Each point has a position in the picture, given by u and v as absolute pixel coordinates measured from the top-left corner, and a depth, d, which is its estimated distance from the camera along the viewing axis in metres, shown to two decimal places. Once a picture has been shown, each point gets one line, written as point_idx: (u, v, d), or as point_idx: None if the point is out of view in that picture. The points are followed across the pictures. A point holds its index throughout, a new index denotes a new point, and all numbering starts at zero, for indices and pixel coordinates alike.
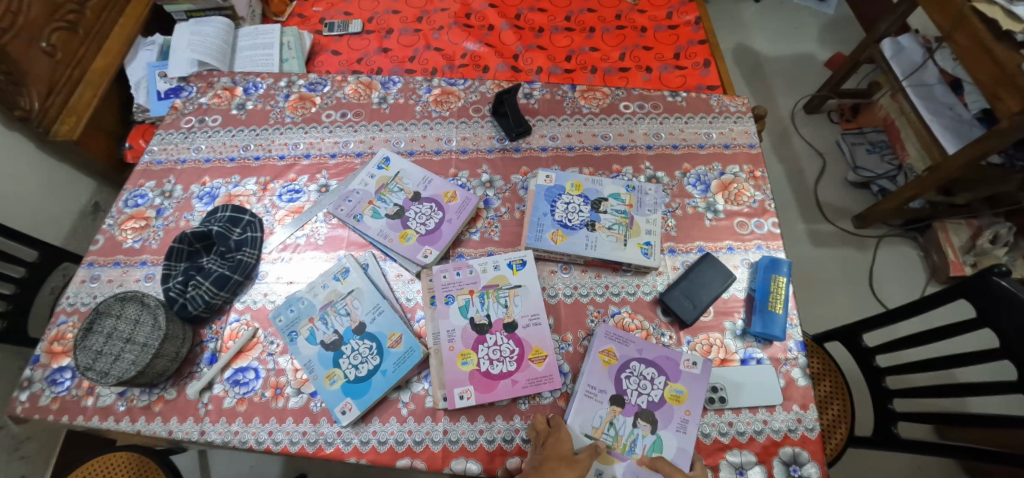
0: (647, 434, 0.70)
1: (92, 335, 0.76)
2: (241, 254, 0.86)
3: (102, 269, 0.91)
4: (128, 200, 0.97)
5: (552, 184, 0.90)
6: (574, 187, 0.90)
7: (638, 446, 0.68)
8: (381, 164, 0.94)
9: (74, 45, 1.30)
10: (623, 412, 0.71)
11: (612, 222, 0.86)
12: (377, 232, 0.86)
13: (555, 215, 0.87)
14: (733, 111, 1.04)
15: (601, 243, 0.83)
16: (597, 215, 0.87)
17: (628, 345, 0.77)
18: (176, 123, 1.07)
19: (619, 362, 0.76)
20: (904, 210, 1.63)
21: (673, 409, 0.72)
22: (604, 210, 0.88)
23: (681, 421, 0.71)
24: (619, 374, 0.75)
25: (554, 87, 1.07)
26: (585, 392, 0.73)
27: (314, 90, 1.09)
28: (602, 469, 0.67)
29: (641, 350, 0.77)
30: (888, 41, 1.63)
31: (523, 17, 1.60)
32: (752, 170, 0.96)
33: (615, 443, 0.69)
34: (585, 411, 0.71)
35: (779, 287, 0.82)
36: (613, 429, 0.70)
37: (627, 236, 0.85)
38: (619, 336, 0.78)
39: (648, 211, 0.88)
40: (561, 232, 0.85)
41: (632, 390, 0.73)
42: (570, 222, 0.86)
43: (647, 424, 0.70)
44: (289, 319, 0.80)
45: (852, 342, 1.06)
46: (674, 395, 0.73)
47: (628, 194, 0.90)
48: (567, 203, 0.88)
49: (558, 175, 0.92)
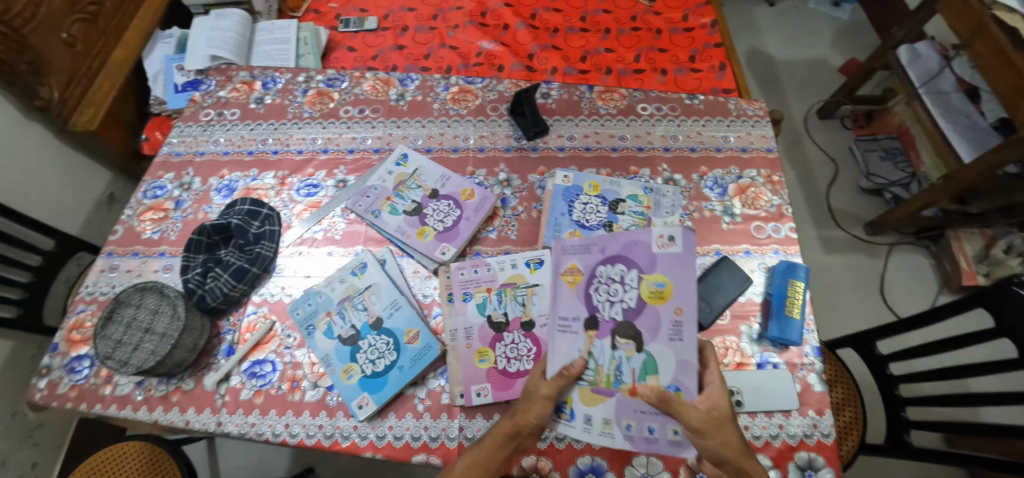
0: (633, 354, 0.64)
1: (112, 325, 0.77)
2: (259, 248, 0.87)
3: (121, 259, 0.91)
4: (147, 192, 0.98)
5: (569, 185, 0.90)
6: (591, 187, 0.90)
7: (625, 375, 0.64)
8: (399, 160, 0.94)
9: (94, 36, 1.30)
10: (600, 335, 0.65)
11: (629, 224, 0.86)
12: (395, 228, 0.86)
13: (572, 215, 0.87)
14: (750, 114, 1.04)
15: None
16: (615, 216, 0.87)
17: (589, 251, 0.69)
18: (194, 116, 1.07)
19: (585, 275, 0.68)
20: (917, 218, 1.62)
21: (657, 310, 0.64)
22: (622, 211, 0.87)
23: (671, 324, 0.63)
24: (587, 289, 0.67)
25: (571, 87, 1.07)
26: (557, 326, 0.68)
27: (332, 85, 1.10)
28: (588, 413, 0.64)
29: (604, 250, 0.68)
30: (904, 48, 1.63)
31: (538, 16, 1.60)
32: (770, 174, 0.96)
33: (598, 378, 0.64)
34: (560, 347, 0.66)
35: (796, 292, 0.81)
36: (595, 361, 0.65)
37: None
38: (578, 246, 0.70)
39: (665, 213, 0.88)
40: (579, 233, 0.85)
41: (604, 304, 0.66)
42: (588, 223, 0.86)
43: (630, 342, 0.64)
44: (306, 313, 0.81)
45: (865, 349, 1.05)
46: (653, 291, 0.64)
47: (646, 195, 0.90)
48: (585, 203, 0.88)
49: (575, 175, 0.91)
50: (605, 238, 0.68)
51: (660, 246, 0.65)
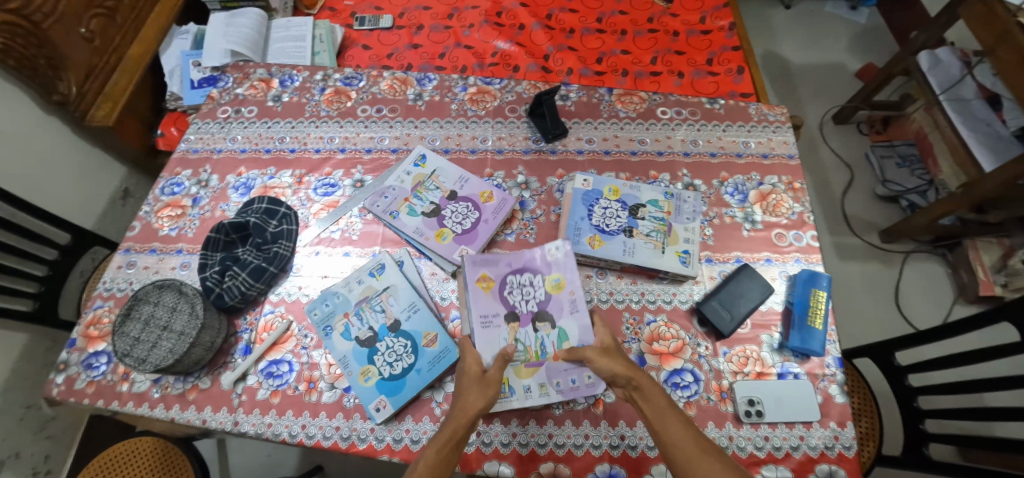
0: (551, 331, 0.74)
1: (130, 321, 0.77)
2: (277, 247, 0.86)
3: (138, 256, 0.92)
4: (164, 188, 0.98)
5: (589, 188, 0.89)
6: (611, 191, 0.89)
7: (548, 346, 0.74)
8: (417, 161, 0.94)
9: (112, 32, 1.31)
10: (522, 324, 0.75)
11: (649, 229, 0.85)
12: (413, 229, 0.86)
13: (592, 219, 0.86)
14: (771, 120, 1.03)
15: (638, 250, 0.83)
16: (635, 221, 0.86)
17: (496, 263, 0.78)
18: (212, 113, 1.07)
19: (497, 281, 0.77)
20: (934, 226, 1.59)
21: (559, 297, 0.77)
22: (642, 216, 0.87)
23: (570, 303, 0.76)
24: (501, 292, 0.76)
25: (590, 90, 1.06)
26: (479, 323, 0.73)
27: (350, 84, 1.09)
28: (526, 383, 0.72)
29: (510, 263, 0.78)
30: (925, 53, 1.60)
31: (554, 17, 1.59)
32: (791, 181, 0.95)
33: (529, 355, 0.73)
34: (488, 340, 0.72)
35: (819, 302, 0.80)
36: (522, 344, 0.74)
37: (665, 244, 0.84)
38: (485, 258, 0.78)
39: (686, 219, 0.87)
40: (599, 237, 0.84)
41: (518, 301, 0.76)
42: (607, 228, 0.85)
43: (546, 323, 0.75)
44: (324, 314, 0.81)
45: (883, 359, 1.03)
46: (554, 285, 0.78)
47: (666, 201, 0.89)
48: (604, 208, 0.87)
49: (594, 178, 0.91)
50: (509, 254, 0.79)
51: (553, 254, 0.80)
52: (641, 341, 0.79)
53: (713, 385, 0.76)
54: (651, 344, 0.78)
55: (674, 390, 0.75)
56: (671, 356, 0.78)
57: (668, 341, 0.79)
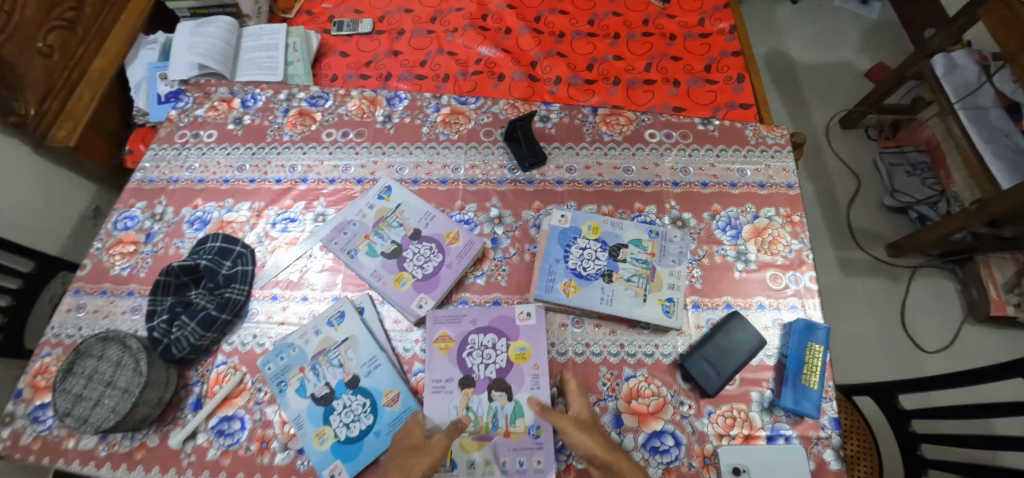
0: (505, 403, 0.69)
1: (72, 377, 0.74)
2: (230, 291, 0.80)
3: (88, 297, 0.86)
4: (117, 222, 0.93)
5: (567, 226, 0.82)
6: (591, 229, 0.82)
7: (500, 420, 0.68)
8: (382, 194, 0.87)
9: (72, 45, 1.24)
10: (476, 391, 0.70)
11: (631, 273, 0.79)
12: (371, 272, 0.79)
13: (568, 261, 0.79)
14: (770, 143, 0.95)
15: (618, 298, 0.76)
16: (615, 263, 0.79)
17: (460, 320, 0.74)
18: (169, 137, 1.01)
19: (457, 341, 0.73)
20: (946, 241, 1.50)
21: (521, 368, 0.71)
22: (624, 257, 0.80)
23: (532, 377, 0.70)
24: (460, 354, 0.72)
25: (573, 110, 0.98)
26: (432, 388, 0.70)
27: (315, 104, 1.02)
28: (471, 458, 0.66)
29: (475, 321, 0.75)
30: (940, 57, 1.49)
31: (543, 19, 1.50)
32: (790, 214, 0.87)
33: (478, 427, 0.67)
34: (437, 407, 0.68)
35: (815, 357, 0.73)
36: (472, 413, 0.68)
37: (647, 290, 0.77)
38: (449, 315, 0.75)
39: (671, 261, 0.81)
40: (574, 282, 0.77)
41: (477, 366, 0.71)
42: (584, 271, 0.78)
43: (503, 393, 0.69)
44: (278, 368, 0.75)
45: (887, 401, 0.96)
46: (518, 354, 0.72)
47: (650, 240, 0.82)
48: (580, 249, 0.80)
49: (572, 212, 0.84)
50: (476, 310, 0.75)
51: (521, 320, 0.75)
52: (619, 399, 0.72)
53: (695, 449, 0.69)
54: (629, 402, 0.72)
55: (655, 456, 0.69)
56: (650, 417, 0.71)
57: (647, 399, 0.72)
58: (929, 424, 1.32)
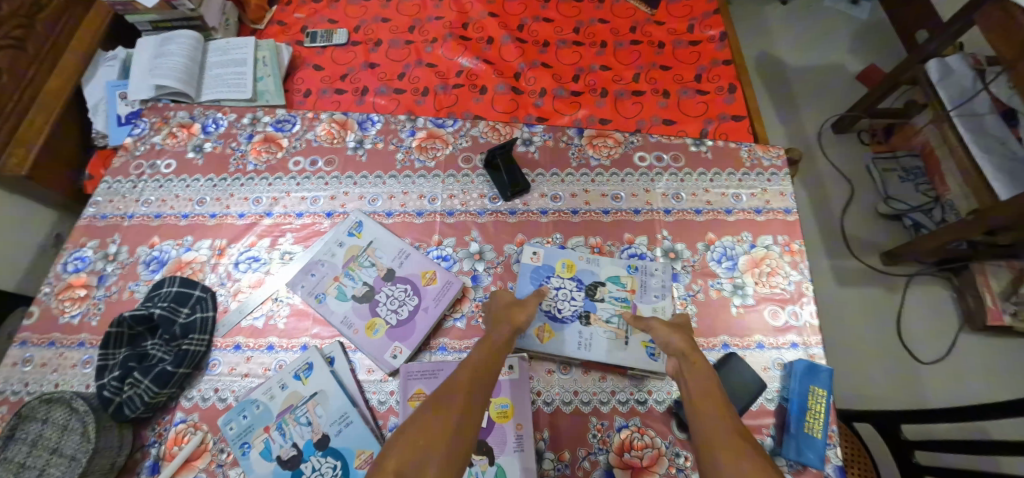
0: (487, 468, 0.64)
1: (15, 443, 0.68)
2: (187, 342, 0.74)
3: (35, 350, 0.80)
4: (67, 263, 0.85)
5: (539, 263, 0.78)
6: (565, 267, 0.78)
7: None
8: (353, 230, 0.81)
9: (22, 65, 1.16)
10: None
11: (609, 313, 0.75)
12: (341, 318, 0.74)
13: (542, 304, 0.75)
14: (766, 165, 0.90)
15: (596, 343, 0.72)
16: (592, 303, 0.76)
17: (436, 375, 0.69)
18: (124, 168, 0.93)
19: None
20: (942, 250, 1.47)
21: (503, 428, 0.66)
22: (602, 297, 0.76)
23: (515, 438, 0.66)
24: None
25: (557, 132, 0.92)
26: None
27: (282, 129, 0.95)
28: None
29: None
30: (935, 62, 1.45)
31: (526, 28, 1.44)
32: (788, 242, 0.83)
33: None
34: None
35: (818, 403, 0.69)
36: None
37: (628, 332, 0.73)
38: (424, 370, 0.70)
39: (653, 297, 0.77)
40: (549, 327, 0.73)
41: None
42: (560, 314, 0.75)
43: (484, 457, 0.64)
44: (240, 428, 0.69)
45: (889, 430, 0.93)
46: (500, 412, 0.68)
47: (630, 276, 0.78)
48: (554, 290, 0.77)
49: (543, 249, 0.80)
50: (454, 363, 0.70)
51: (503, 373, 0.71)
52: (610, 452, 0.67)
53: None
54: (621, 456, 0.67)
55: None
56: (644, 472, 0.66)
57: (641, 451, 0.67)
58: (932, 455, 1.26)
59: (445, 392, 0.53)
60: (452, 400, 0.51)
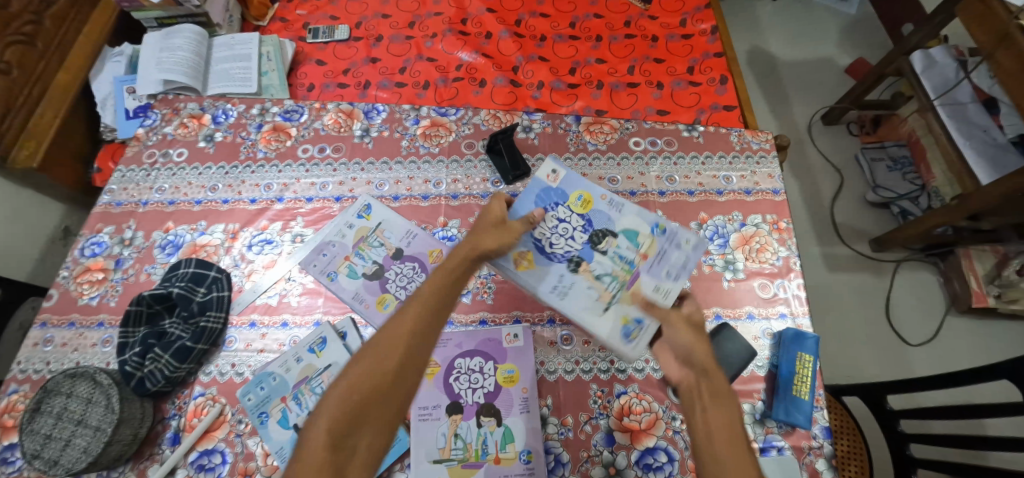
0: (495, 429, 0.68)
1: (41, 416, 0.71)
2: (205, 320, 0.77)
3: (55, 330, 0.82)
4: (84, 249, 0.88)
5: (553, 187, 0.80)
6: (580, 201, 0.80)
7: (489, 446, 0.67)
8: (362, 212, 0.85)
9: (32, 60, 1.18)
10: (465, 417, 0.69)
11: (604, 271, 0.74)
12: (352, 294, 0.78)
13: (539, 229, 0.77)
14: (755, 149, 0.94)
15: (573, 291, 0.72)
16: (592, 253, 0.76)
17: (446, 345, 0.74)
18: (137, 158, 0.96)
19: (443, 366, 0.73)
20: (928, 235, 1.52)
21: (509, 392, 0.71)
22: (605, 249, 0.76)
23: (521, 400, 0.71)
24: (446, 379, 0.72)
25: (556, 119, 0.96)
26: (419, 415, 0.69)
27: (290, 119, 0.98)
28: None
29: (462, 344, 0.74)
30: (919, 54, 1.50)
31: (523, 23, 1.48)
32: (776, 220, 0.87)
33: (468, 454, 0.66)
34: (425, 436, 0.67)
35: (805, 367, 0.73)
36: (461, 441, 0.67)
37: (614, 298, 0.72)
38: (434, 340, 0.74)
39: (665, 274, 0.74)
40: (532, 257, 0.75)
41: (464, 391, 0.71)
42: (551, 248, 0.76)
43: (492, 419, 0.69)
44: (258, 399, 0.72)
45: (875, 401, 0.97)
46: (506, 377, 0.72)
47: (649, 239, 0.77)
48: (556, 220, 0.78)
49: (566, 174, 0.82)
50: (463, 333, 0.75)
51: (508, 342, 0.75)
52: (610, 416, 0.71)
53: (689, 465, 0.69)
54: (621, 420, 0.71)
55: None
56: (642, 434, 0.70)
57: (639, 415, 0.71)
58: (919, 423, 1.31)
59: (387, 334, 0.53)
60: (388, 364, 0.50)
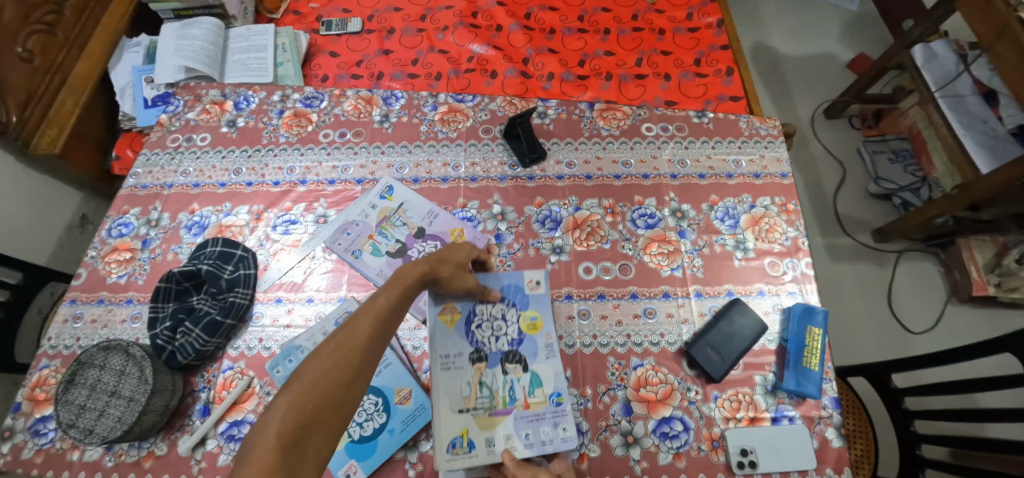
0: (521, 375, 0.70)
1: (75, 388, 0.71)
2: (233, 296, 0.80)
3: (85, 307, 0.84)
4: (111, 229, 0.90)
5: (524, 287, 0.76)
6: (530, 322, 0.74)
7: (518, 392, 0.68)
8: (383, 193, 0.88)
9: (53, 49, 1.20)
10: (490, 365, 0.69)
11: (494, 385, 0.68)
12: (377, 271, 0.81)
13: (483, 304, 0.73)
14: (764, 134, 0.97)
15: (454, 372, 0.67)
16: (497, 365, 0.69)
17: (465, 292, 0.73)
18: (161, 142, 0.99)
19: (464, 313, 0.71)
20: (929, 225, 1.55)
21: (533, 338, 0.73)
22: (508, 372, 0.69)
23: (545, 346, 0.72)
24: (467, 326, 0.70)
25: (570, 105, 0.99)
26: (440, 365, 0.67)
27: (310, 105, 1.01)
28: (490, 436, 0.64)
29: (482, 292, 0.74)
30: (920, 47, 1.53)
31: (533, 16, 1.51)
32: (785, 203, 0.89)
33: (495, 402, 0.67)
34: (450, 383, 0.66)
35: (814, 340, 0.76)
36: (488, 389, 0.67)
37: (476, 411, 0.65)
38: None
39: (526, 434, 0.66)
40: (454, 321, 0.70)
41: (487, 339, 0.71)
42: (473, 330, 0.71)
43: (518, 365, 0.70)
44: (286, 371, 0.75)
45: (880, 380, 1.00)
46: (529, 324, 0.74)
47: (544, 400, 0.68)
48: (500, 313, 0.73)
49: (545, 294, 0.76)
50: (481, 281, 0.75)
51: (531, 288, 0.76)
52: (628, 388, 0.74)
53: (703, 433, 0.71)
54: (637, 391, 0.74)
55: (455, 456, 0.62)
56: (659, 404, 0.73)
57: (655, 386, 0.74)
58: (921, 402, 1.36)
59: (342, 336, 0.50)
60: (343, 367, 0.47)
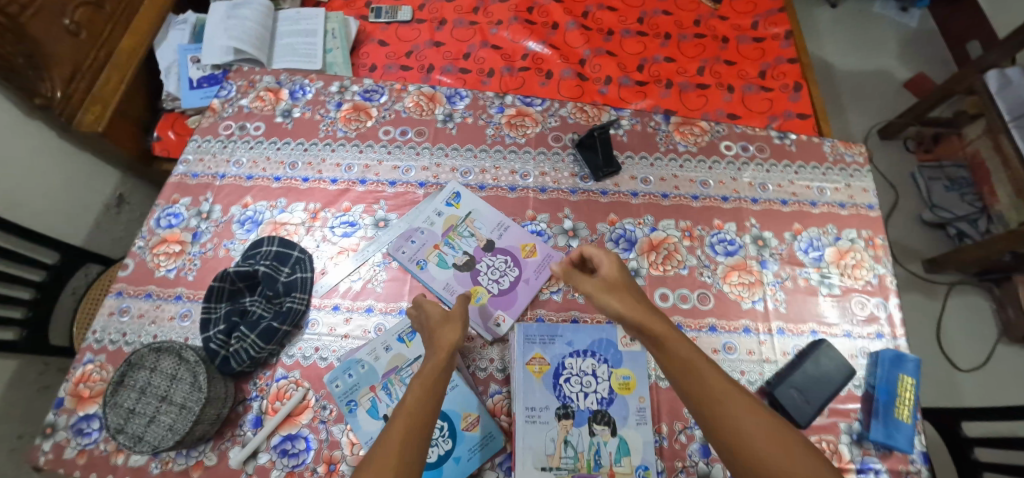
0: (609, 439, 0.66)
1: (123, 390, 0.67)
2: (291, 301, 0.75)
3: (132, 301, 0.80)
4: (160, 219, 0.86)
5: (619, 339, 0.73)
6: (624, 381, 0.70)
7: (603, 459, 0.65)
8: (450, 200, 0.84)
9: (100, 22, 1.16)
10: (576, 423, 0.67)
11: (580, 444, 0.65)
12: (443, 284, 0.77)
13: (573, 356, 0.71)
14: (849, 161, 0.91)
15: (540, 425, 0.66)
16: (585, 422, 0.67)
17: (553, 341, 0.72)
18: (212, 128, 0.94)
19: (552, 366, 0.70)
20: (987, 260, 1.47)
21: (625, 399, 0.69)
22: (595, 432, 0.66)
23: (637, 410, 0.68)
24: (556, 379, 0.70)
25: (645, 117, 0.93)
26: (526, 417, 0.67)
27: (370, 99, 0.95)
28: None
29: (571, 343, 0.72)
30: (994, 72, 1.45)
31: (591, 15, 1.44)
32: (872, 237, 0.84)
33: (579, 465, 0.64)
34: (534, 438, 0.66)
35: (906, 389, 0.71)
36: (573, 449, 0.65)
37: (560, 469, 0.64)
38: (543, 335, 0.73)
39: None
40: (543, 373, 0.70)
41: (576, 395, 0.69)
42: (562, 382, 0.69)
43: (606, 428, 0.67)
44: (346, 386, 0.71)
45: (947, 427, 0.95)
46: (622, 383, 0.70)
47: (634, 471, 0.65)
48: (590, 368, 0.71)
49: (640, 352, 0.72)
50: (571, 331, 0.73)
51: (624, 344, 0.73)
52: None
53: None
54: None
55: None
56: None
57: None
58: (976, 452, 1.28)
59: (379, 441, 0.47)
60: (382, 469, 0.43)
